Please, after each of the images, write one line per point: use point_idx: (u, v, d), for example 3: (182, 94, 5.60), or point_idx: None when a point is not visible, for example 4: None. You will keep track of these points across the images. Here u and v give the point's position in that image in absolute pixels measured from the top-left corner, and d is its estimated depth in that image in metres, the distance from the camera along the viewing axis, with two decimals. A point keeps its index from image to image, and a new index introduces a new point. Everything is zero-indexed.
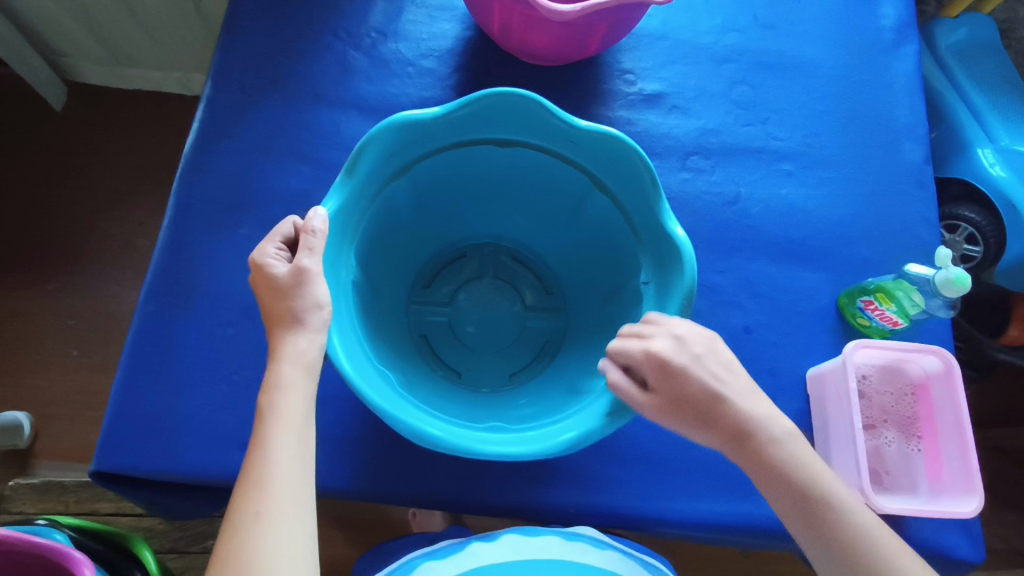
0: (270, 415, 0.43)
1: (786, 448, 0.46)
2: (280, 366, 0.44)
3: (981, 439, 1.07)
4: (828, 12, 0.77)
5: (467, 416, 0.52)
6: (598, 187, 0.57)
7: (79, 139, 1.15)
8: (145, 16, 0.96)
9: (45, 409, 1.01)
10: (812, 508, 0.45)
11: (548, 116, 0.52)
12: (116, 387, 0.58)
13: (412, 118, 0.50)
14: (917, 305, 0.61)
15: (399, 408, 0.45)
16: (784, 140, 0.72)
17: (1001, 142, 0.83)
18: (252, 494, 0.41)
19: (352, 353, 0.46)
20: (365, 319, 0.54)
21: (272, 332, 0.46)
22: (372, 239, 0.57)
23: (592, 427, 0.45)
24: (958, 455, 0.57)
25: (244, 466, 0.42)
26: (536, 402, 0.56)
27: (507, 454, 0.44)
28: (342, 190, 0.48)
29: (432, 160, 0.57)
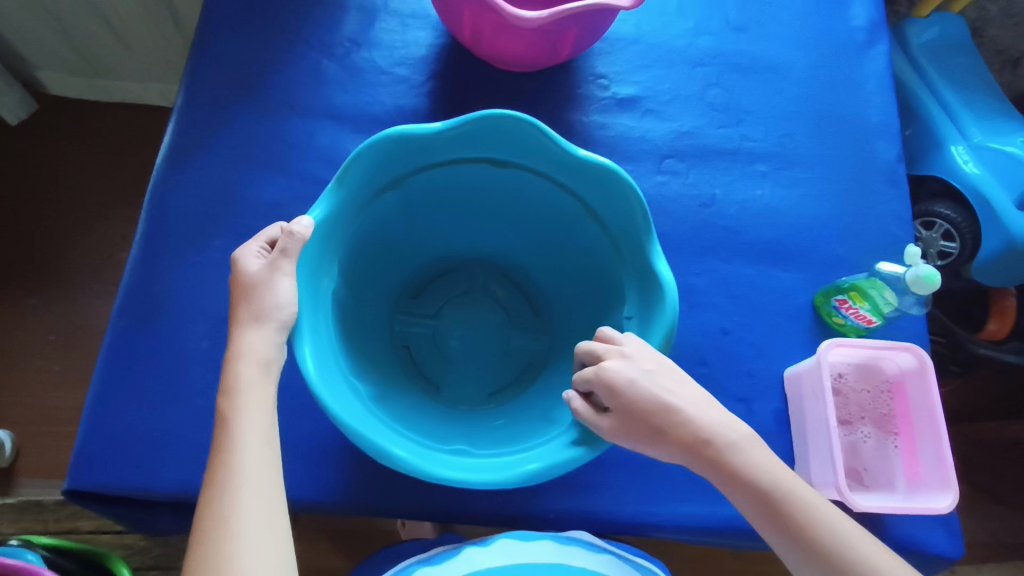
0: (228, 418, 0.42)
1: (742, 455, 0.44)
2: (235, 369, 0.43)
3: (965, 433, 1.07)
4: (800, 14, 0.77)
5: (440, 435, 0.51)
6: (588, 214, 0.56)
7: (57, 152, 1.14)
8: (121, 27, 0.96)
9: (25, 426, 1.00)
10: (780, 511, 0.43)
11: (542, 139, 0.52)
12: (89, 404, 0.57)
13: (405, 134, 0.50)
14: (889, 303, 0.62)
15: (368, 426, 0.44)
16: (758, 142, 0.72)
17: (975, 139, 0.85)
18: (213, 497, 0.40)
19: (324, 365, 0.45)
20: (344, 335, 0.53)
21: (233, 336, 0.45)
22: (357, 254, 0.57)
23: (562, 457, 0.44)
24: (933, 451, 0.57)
25: (208, 474, 0.41)
26: (514, 423, 0.55)
27: (463, 482, 0.43)
28: (331, 200, 0.48)
29: (424, 175, 0.56)
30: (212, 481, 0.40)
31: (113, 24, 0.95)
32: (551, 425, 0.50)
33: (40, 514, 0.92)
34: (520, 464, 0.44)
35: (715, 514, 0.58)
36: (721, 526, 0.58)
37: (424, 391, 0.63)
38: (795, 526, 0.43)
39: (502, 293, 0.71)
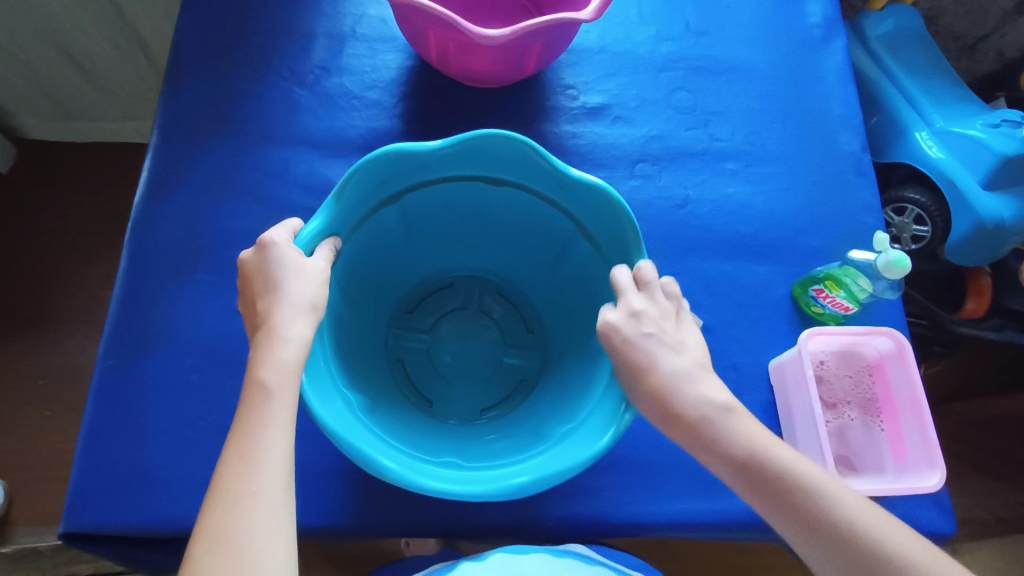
0: (252, 420, 0.40)
1: (722, 427, 0.45)
2: (262, 369, 0.41)
3: (953, 412, 1.09)
4: (759, 15, 0.80)
5: (430, 448, 0.51)
6: (583, 235, 0.58)
7: (34, 198, 1.13)
8: (93, 67, 0.97)
9: (18, 474, 0.99)
10: (756, 476, 0.44)
11: (536, 159, 0.53)
12: (81, 446, 0.57)
13: (405, 149, 0.51)
14: (864, 290, 0.64)
15: (360, 437, 0.44)
16: (726, 141, 0.74)
17: (937, 125, 0.87)
18: (222, 502, 0.37)
19: (320, 379, 0.46)
20: (339, 351, 0.53)
21: (255, 338, 0.44)
22: (351, 269, 0.57)
23: (559, 468, 0.45)
24: (918, 430, 0.59)
25: (217, 482, 0.39)
26: (509, 438, 0.55)
27: (447, 493, 0.43)
28: (330, 210, 0.49)
29: (420, 192, 0.57)
30: (224, 486, 0.38)
31: (85, 66, 0.96)
32: (541, 440, 0.51)
33: (38, 562, 0.92)
34: (509, 477, 0.45)
35: (713, 509, 0.59)
36: (719, 521, 0.59)
37: (415, 404, 0.63)
38: (777, 494, 0.43)
39: (499, 312, 0.71)
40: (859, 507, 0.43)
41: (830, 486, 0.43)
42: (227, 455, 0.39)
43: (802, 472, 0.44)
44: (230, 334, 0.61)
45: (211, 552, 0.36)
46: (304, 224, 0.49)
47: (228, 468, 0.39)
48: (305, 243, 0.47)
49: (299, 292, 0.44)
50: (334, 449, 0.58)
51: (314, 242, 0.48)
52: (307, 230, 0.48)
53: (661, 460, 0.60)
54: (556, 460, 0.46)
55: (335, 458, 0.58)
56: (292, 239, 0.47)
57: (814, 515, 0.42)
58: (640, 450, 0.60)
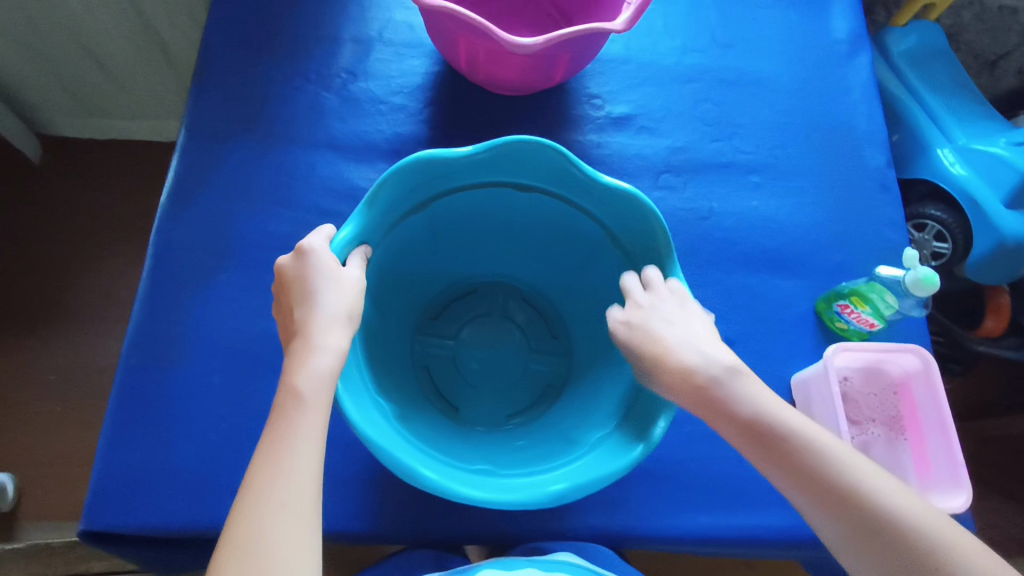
0: (282, 429, 0.40)
1: (732, 390, 0.45)
2: (297, 377, 0.41)
3: (969, 431, 1.08)
4: (785, 28, 0.80)
5: (462, 455, 0.51)
6: (613, 242, 0.57)
7: (52, 194, 1.14)
8: (115, 66, 0.97)
9: (28, 470, 0.99)
10: (767, 439, 0.43)
11: (568, 166, 0.53)
12: (102, 445, 0.57)
13: (438, 156, 0.50)
14: (891, 306, 0.63)
15: (396, 445, 0.44)
16: (751, 154, 0.74)
17: (959, 142, 0.87)
18: (250, 510, 0.37)
19: (354, 387, 0.46)
20: (369, 357, 0.53)
21: (290, 345, 0.44)
22: (380, 276, 0.57)
23: (596, 475, 0.44)
24: (943, 450, 0.58)
25: (246, 489, 0.38)
26: (539, 444, 0.55)
27: (486, 501, 0.43)
28: (363, 216, 0.49)
29: (450, 198, 0.57)
30: (251, 493, 0.38)
31: (107, 64, 0.97)
32: (573, 445, 0.51)
33: (50, 558, 0.91)
34: (546, 484, 0.45)
35: (734, 525, 0.59)
36: (739, 536, 0.58)
37: (441, 411, 0.62)
38: (787, 460, 0.42)
39: (523, 318, 0.70)
40: (871, 476, 0.41)
41: (843, 452, 0.42)
42: (255, 463, 0.39)
43: (815, 438, 0.42)
44: (253, 337, 0.61)
45: (233, 560, 0.36)
46: (338, 230, 0.49)
47: (256, 475, 0.39)
48: (339, 249, 0.47)
49: (336, 301, 0.44)
50: (356, 454, 0.57)
51: (348, 249, 0.48)
52: (341, 236, 0.48)
53: (682, 473, 0.60)
54: (591, 468, 0.46)
55: (356, 464, 0.57)
56: (329, 244, 0.47)
57: (826, 484, 0.41)
58: (661, 464, 0.60)
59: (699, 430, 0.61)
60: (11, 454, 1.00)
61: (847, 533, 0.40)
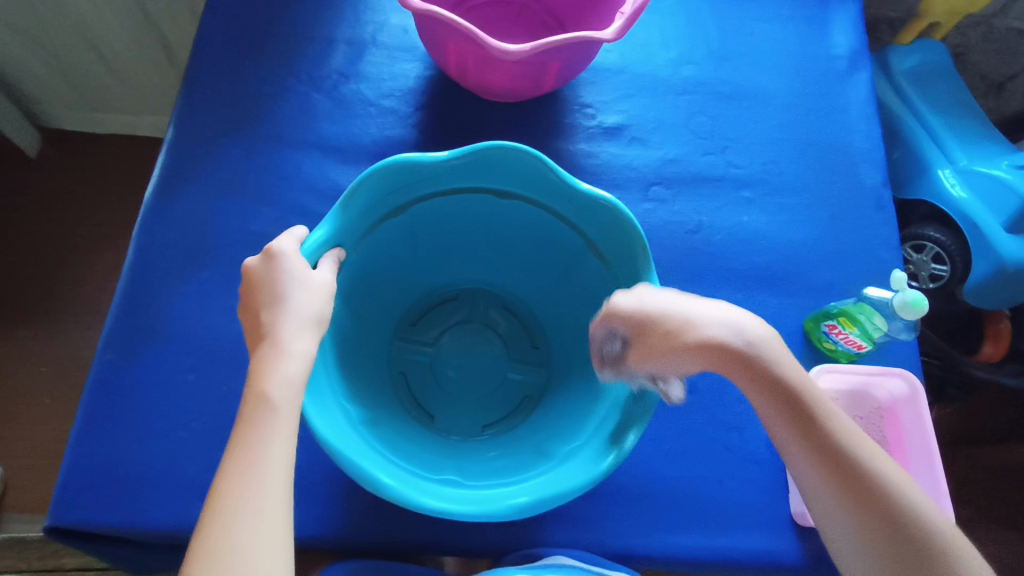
0: (251, 437, 0.39)
1: (775, 360, 0.45)
2: (267, 383, 0.40)
3: (965, 458, 1.06)
4: (784, 43, 0.79)
5: (429, 464, 0.49)
6: (592, 252, 0.57)
7: (50, 186, 1.14)
8: (115, 61, 0.98)
9: (14, 460, 0.99)
10: (801, 413, 0.44)
11: (547, 174, 0.52)
12: (72, 439, 0.56)
13: (414, 160, 0.50)
14: (879, 328, 0.62)
15: (357, 452, 0.43)
16: (743, 168, 0.73)
17: (960, 163, 0.85)
18: (221, 522, 0.36)
19: (319, 391, 0.45)
20: (340, 362, 0.52)
21: (256, 349, 0.43)
22: (356, 280, 0.57)
23: (561, 489, 0.43)
24: (928, 473, 0.57)
25: (213, 500, 0.37)
26: (510, 455, 0.53)
27: (445, 513, 0.41)
28: (336, 219, 0.48)
29: (429, 203, 0.57)
30: (223, 504, 0.37)
31: (108, 58, 0.97)
32: (543, 458, 0.50)
33: (23, 552, 0.91)
34: (510, 498, 0.43)
35: (709, 546, 0.57)
36: (715, 558, 0.57)
37: (416, 418, 0.62)
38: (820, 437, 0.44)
39: (505, 326, 0.70)
40: (888, 464, 0.44)
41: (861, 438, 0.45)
42: (224, 472, 0.38)
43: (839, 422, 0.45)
44: (230, 336, 0.61)
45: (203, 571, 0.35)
46: (311, 232, 0.48)
47: (227, 484, 0.38)
48: (310, 252, 0.47)
49: (304, 304, 0.44)
50: (326, 459, 0.57)
51: (319, 252, 0.48)
52: (312, 239, 0.47)
53: (660, 491, 0.59)
54: (557, 481, 0.44)
55: (325, 469, 0.56)
56: (299, 248, 0.46)
57: (851, 467, 0.43)
58: (638, 480, 0.59)
59: (678, 447, 0.60)
60: None
61: (855, 512, 0.43)
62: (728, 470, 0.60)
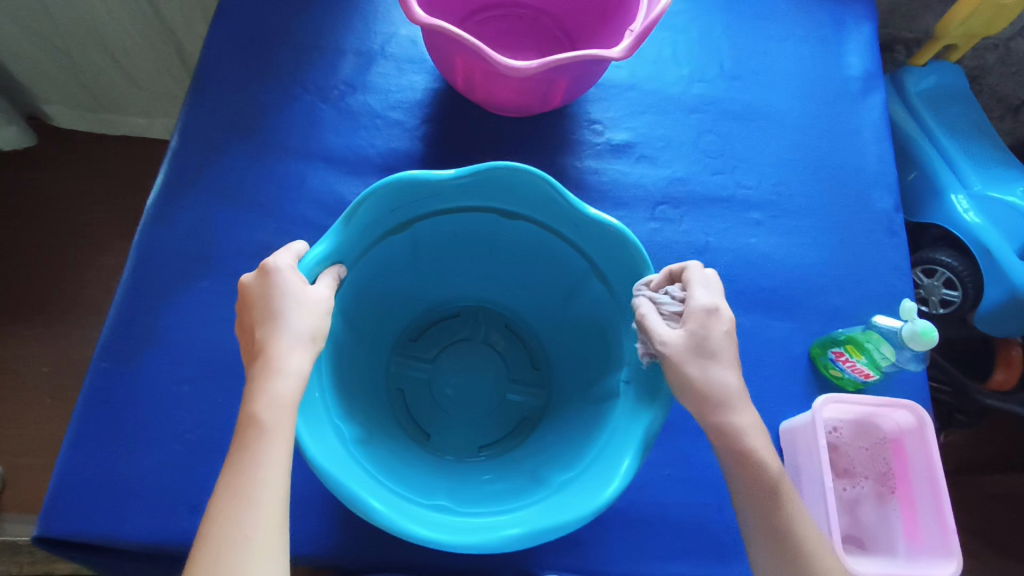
0: (244, 458, 0.38)
1: (753, 446, 0.44)
2: (259, 405, 0.39)
3: (973, 486, 1.04)
4: (797, 63, 0.78)
5: (421, 488, 0.48)
6: (596, 275, 0.56)
7: (58, 186, 1.14)
8: (127, 63, 0.98)
9: (14, 460, 0.99)
10: (767, 500, 0.43)
11: (554, 196, 0.51)
12: (64, 449, 0.56)
13: (420, 177, 0.49)
14: (887, 357, 0.61)
15: (348, 473, 0.42)
16: (752, 189, 0.72)
17: (975, 188, 0.83)
18: (213, 550, 0.35)
19: (312, 410, 0.44)
20: (336, 378, 0.52)
21: (250, 369, 0.42)
22: (356, 296, 0.56)
23: (555, 523, 0.42)
24: (934, 512, 0.55)
25: (205, 527, 0.36)
26: (507, 480, 0.52)
27: (432, 540, 0.40)
28: (337, 235, 0.47)
29: (431, 220, 0.56)
30: (215, 530, 0.36)
31: (119, 61, 0.97)
32: (539, 487, 0.48)
33: (16, 555, 0.90)
34: (501, 528, 0.42)
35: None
36: None
37: (412, 437, 0.61)
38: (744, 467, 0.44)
39: (505, 346, 0.69)
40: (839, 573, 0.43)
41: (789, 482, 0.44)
42: (217, 496, 0.37)
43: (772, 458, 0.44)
44: (227, 347, 0.60)
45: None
46: (311, 247, 0.48)
47: (218, 510, 0.36)
48: (309, 267, 0.46)
49: (299, 321, 0.43)
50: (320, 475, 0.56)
51: (319, 267, 0.47)
52: (312, 255, 0.46)
53: (660, 518, 0.57)
54: (552, 513, 0.43)
55: (319, 486, 0.55)
56: (297, 263, 0.46)
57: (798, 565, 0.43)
58: (638, 505, 0.58)
59: (678, 473, 0.59)
60: None
61: None
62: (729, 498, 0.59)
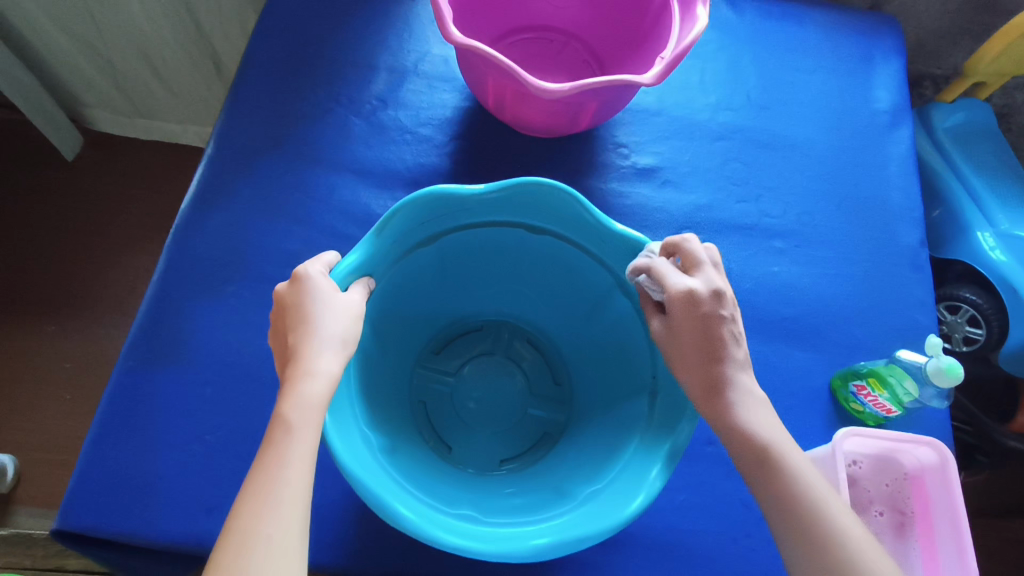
0: (271, 457, 0.38)
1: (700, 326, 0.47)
2: (288, 404, 0.40)
3: (993, 531, 1.02)
4: (824, 95, 0.78)
5: (445, 498, 0.48)
6: (621, 292, 0.56)
7: (90, 189, 1.18)
8: (166, 71, 1.01)
9: (30, 454, 1.00)
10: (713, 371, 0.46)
11: (583, 213, 0.51)
12: (87, 442, 0.57)
13: (450, 192, 0.50)
14: (910, 394, 0.59)
15: (375, 478, 0.42)
16: (776, 218, 0.72)
17: (1001, 227, 0.82)
18: (236, 546, 0.35)
19: (341, 417, 0.44)
20: (363, 388, 0.52)
21: (282, 370, 0.43)
22: (384, 305, 0.57)
23: (583, 533, 0.42)
24: (955, 551, 0.54)
25: (229, 522, 0.36)
26: (529, 493, 0.52)
27: (460, 549, 0.41)
28: (369, 246, 0.48)
29: (461, 234, 0.56)
30: (240, 524, 0.36)
31: (159, 69, 1.00)
32: (563, 499, 0.48)
33: (30, 549, 0.91)
34: (529, 538, 0.42)
35: None
36: None
37: (433, 449, 0.61)
38: (766, 480, 0.42)
39: (527, 360, 0.69)
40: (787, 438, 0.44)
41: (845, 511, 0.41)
42: (244, 491, 0.38)
43: (794, 459, 0.43)
44: (251, 351, 0.61)
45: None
46: (344, 257, 0.48)
47: (243, 506, 0.37)
48: (342, 277, 0.47)
49: (330, 326, 0.44)
50: (337, 482, 0.56)
51: (349, 279, 0.48)
52: (345, 264, 0.47)
53: (671, 542, 0.57)
54: (580, 523, 0.43)
55: (335, 493, 0.56)
56: (328, 272, 0.47)
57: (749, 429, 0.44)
58: (650, 531, 0.57)
59: (693, 499, 0.58)
60: (14, 436, 1.01)
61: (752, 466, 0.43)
62: (744, 527, 0.58)
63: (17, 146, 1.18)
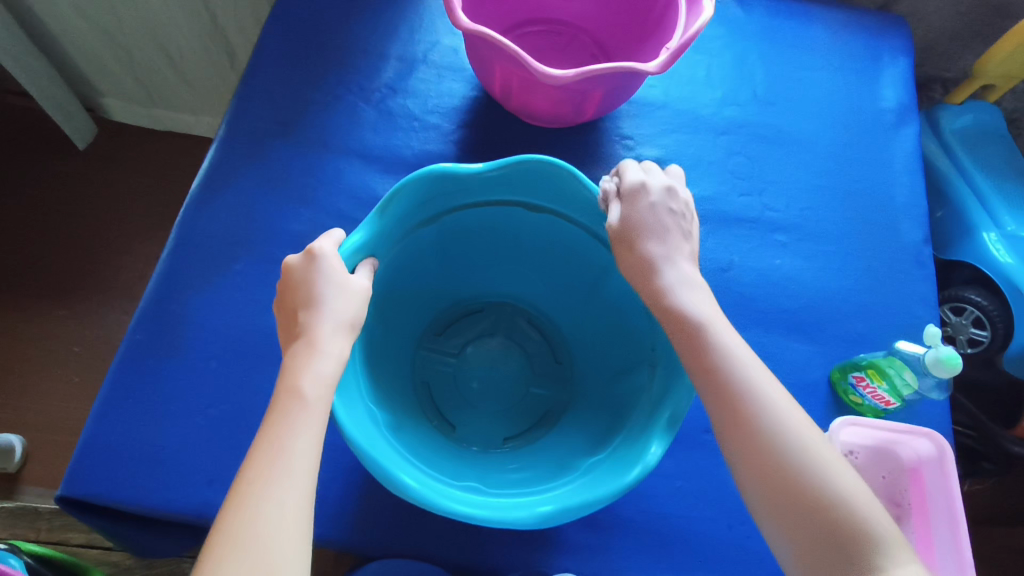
0: (280, 429, 0.39)
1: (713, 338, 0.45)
2: (300, 380, 0.41)
3: (993, 537, 1.01)
4: (830, 92, 0.79)
5: (450, 472, 0.49)
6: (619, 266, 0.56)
7: (103, 175, 1.20)
8: (182, 62, 1.03)
9: (38, 435, 1.02)
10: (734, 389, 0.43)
11: (584, 192, 0.52)
12: (93, 412, 0.58)
13: (452, 171, 0.51)
14: (908, 384, 0.61)
15: (380, 449, 0.43)
16: (780, 212, 0.72)
17: (1007, 228, 0.82)
18: (244, 512, 0.36)
19: (348, 391, 0.45)
20: (367, 363, 0.53)
21: (291, 348, 0.44)
22: (387, 282, 0.57)
23: (587, 498, 0.42)
24: (950, 542, 0.54)
25: (236, 489, 0.37)
26: (531, 468, 0.53)
27: (467, 516, 0.41)
28: (372, 225, 0.49)
29: (464, 214, 0.57)
30: (248, 490, 0.37)
31: (175, 59, 1.02)
32: (564, 472, 0.49)
33: (34, 522, 0.93)
34: (532, 506, 0.43)
35: None
36: None
37: (437, 427, 0.61)
38: (794, 508, 0.40)
39: (528, 339, 0.70)
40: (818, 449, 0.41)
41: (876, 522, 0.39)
42: (252, 459, 0.39)
43: (827, 474, 0.40)
44: (255, 329, 0.62)
45: (229, 555, 0.35)
46: (347, 236, 0.49)
47: (251, 474, 0.38)
48: (347, 255, 0.48)
49: (341, 308, 0.45)
50: (337, 458, 0.57)
51: (354, 258, 0.49)
52: (350, 242, 0.48)
53: (664, 526, 0.57)
54: (584, 491, 0.44)
55: (332, 469, 0.56)
56: (337, 249, 0.47)
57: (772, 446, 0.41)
58: (644, 515, 0.57)
59: (689, 485, 0.59)
60: (22, 417, 1.03)
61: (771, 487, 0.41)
62: (740, 515, 0.58)
63: (34, 134, 1.20)
